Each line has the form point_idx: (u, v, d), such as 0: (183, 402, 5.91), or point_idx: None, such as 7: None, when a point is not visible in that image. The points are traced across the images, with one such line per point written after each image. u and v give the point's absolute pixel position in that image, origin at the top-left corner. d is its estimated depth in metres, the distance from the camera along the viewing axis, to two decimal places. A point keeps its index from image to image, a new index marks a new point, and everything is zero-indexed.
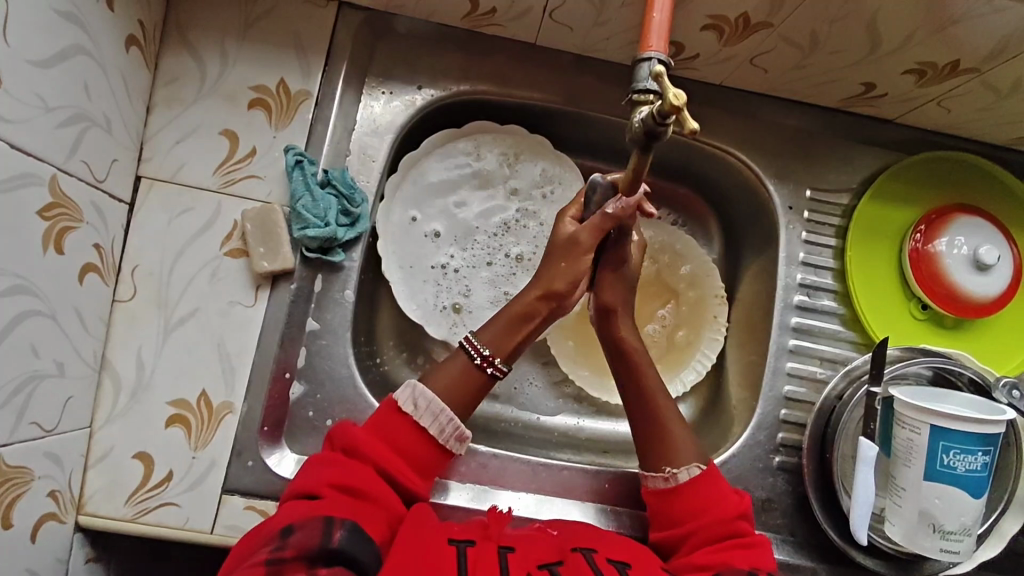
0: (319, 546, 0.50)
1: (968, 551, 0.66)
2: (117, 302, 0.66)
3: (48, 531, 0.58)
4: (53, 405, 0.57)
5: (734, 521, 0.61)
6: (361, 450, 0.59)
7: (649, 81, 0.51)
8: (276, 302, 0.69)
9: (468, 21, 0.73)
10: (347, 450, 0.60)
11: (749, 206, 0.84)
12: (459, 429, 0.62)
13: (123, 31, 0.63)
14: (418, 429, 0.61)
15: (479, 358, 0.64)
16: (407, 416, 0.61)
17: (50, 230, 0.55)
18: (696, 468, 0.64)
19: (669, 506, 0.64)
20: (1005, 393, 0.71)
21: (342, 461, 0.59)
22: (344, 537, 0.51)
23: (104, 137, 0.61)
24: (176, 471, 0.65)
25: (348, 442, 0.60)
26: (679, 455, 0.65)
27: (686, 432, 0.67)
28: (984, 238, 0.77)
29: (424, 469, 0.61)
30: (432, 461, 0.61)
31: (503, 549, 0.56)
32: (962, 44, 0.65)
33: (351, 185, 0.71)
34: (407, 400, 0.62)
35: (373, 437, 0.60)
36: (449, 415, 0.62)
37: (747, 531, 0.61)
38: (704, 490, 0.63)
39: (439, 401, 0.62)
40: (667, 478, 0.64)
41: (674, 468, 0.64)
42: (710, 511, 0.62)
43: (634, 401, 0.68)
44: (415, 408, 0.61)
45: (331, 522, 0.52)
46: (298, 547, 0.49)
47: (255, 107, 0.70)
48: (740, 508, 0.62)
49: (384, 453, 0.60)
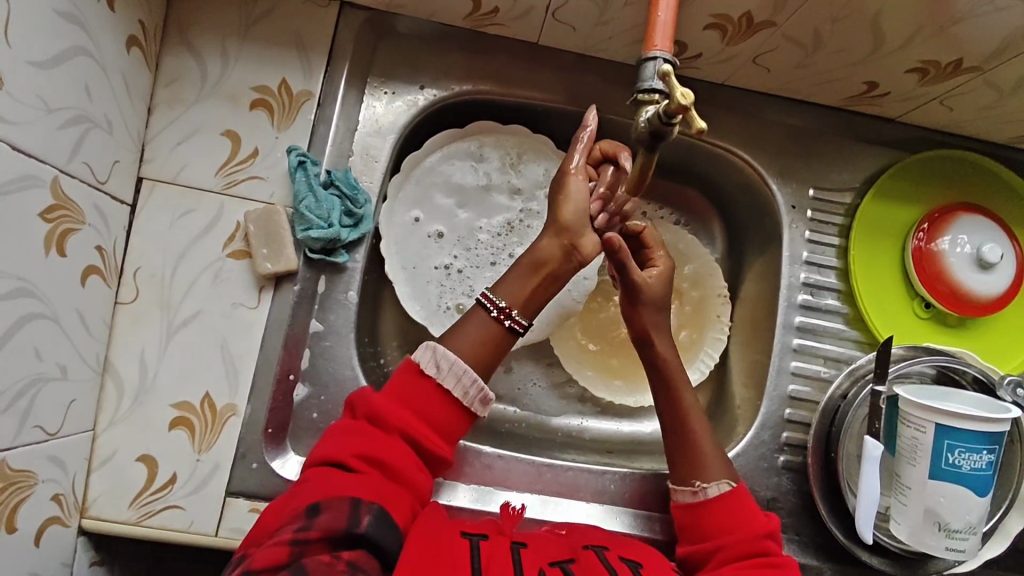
0: (345, 530, 0.49)
1: (973, 550, 0.66)
2: (119, 305, 0.65)
3: (52, 535, 0.58)
4: (55, 409, 0.57)
5: (763, 539, 0.61)
6: (384, 418, 0.57)
7: (654, 81, 0.53)
8: (279, 303, 0.68)
9: (470, 21, 0.73)
10: (370, 417, 0.58)
11: (751, 205, 0.84)
12: (482, 392, 0.60)
13: (124, 31, 0.62)
14: (441, 392, 0.59)
15: (496, 311, 0.62)
16: (429, 379, 0.59)
17: (52, 232, 0.54)
18: (727, 484, 0.64)
19: (698, 521, 0.64)
20: (1009, 391, 0.71)
21: (367, 429, 0.57)
22: (370, 524, 0.51)
23: (106, 138, 0.61)
24: (180, 474, 0.64)
25: (371, 408, 0.58)
26: (708, 472, 0.65)
27: (719, 453, 0.67)
28: (987, 237, 0.77)
29: (450, 435, 0.59)
30: (456, 427, 0.60)
31: (516, 544, 0.55)
32: (965, 43, 0.65)
33: (354, 185, 0.71)
34: (430, 363, 0.59)
35: (396, 402, 0.58)
36: (472, 377, 0.59)
37: (774, 551, 0.61)
38: (733, 506, 0.63)
39: (462, 363, 0.59)
40: (696, 492, 0.65)
41: (704, 483, 0.65)
42: (740, 527, 0.62)
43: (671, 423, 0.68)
44: (437, 371, 0.59)
45: (357, 504, 0.52)
46: (324, 530, 0.49)
47: (257, 108, 0.69)
48: (768, 527, 0.62)
49: (408, 419, 0.58)
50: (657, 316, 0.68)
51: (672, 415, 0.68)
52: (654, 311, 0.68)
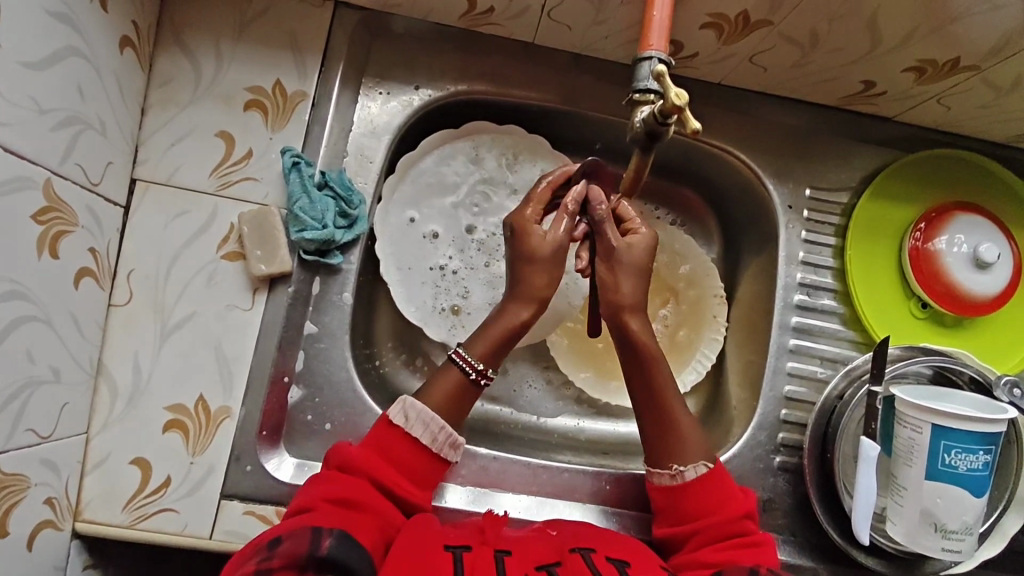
0: (307, 554, 0.50)
1: (969, 550, 0.66)
2: (113, 306, 0.65)
3: (45, 539, 0.58)
4: (48, 412, 0.57)
5: (740, 519, 0.62)
6: (356, 465, 0.60)
7: (649, 81, 0.52)
8: (273, 304, 0.68)
9: (465, 20, 0.73)
10: (343, 468, 0.61)
11: (748, 206, 0.84)
12: (451, 436, 0.63)
13: (117, 32, 0.62)
14: (409, 440, 0.62)
15: (474, 372, 0.65)
16: (397, 428, 0.63)
17: (44, 234, 0.54)
18: (704, 466, 0.64)
19: (677, 503, 0.65)
20: (1005, 391, 0.71)
21: (337, 477, 0.60)
22: (332, 545, 0.52)
23: (98, 139, 0.60)
24: (174, 476, 0.64)
25: (344, 459, 0.61)
26: (686, 455, 0.65)
27: (695, 427, 0.67)
28: (984, 236, 0.77)
29: (423, 479, 0.63)
30: (428, 470, 0.63)
31: (500, 553, 0.56)
32: (963, 42, 0.65)
33: (348, 186, 0.71)
34: (400, 415, 0.63)
35: (369, 453, 0.62)
36: (441, 424, 0.63)
37: (752, 530, 0.62)
38: (712, 489, 0.64)
39: (430, 411, 0.63)
40: (674, 475, 0.65)
41: (681, 466, 0.65)
42: (717, 509, 0.63)
43: (640, 387, 0.67)
44: (405, 420, 0.63)
45: (319, 531, 0.53)
46: (287, 556, 0.49)
47: (251, 109, 0.69)
48: (746, 507, 0.63)
49: (379, 466, 0.61)
50: (633, 283, 0.66)
51: (646, 390, 0.67)
52: (633, 276, 0.66)
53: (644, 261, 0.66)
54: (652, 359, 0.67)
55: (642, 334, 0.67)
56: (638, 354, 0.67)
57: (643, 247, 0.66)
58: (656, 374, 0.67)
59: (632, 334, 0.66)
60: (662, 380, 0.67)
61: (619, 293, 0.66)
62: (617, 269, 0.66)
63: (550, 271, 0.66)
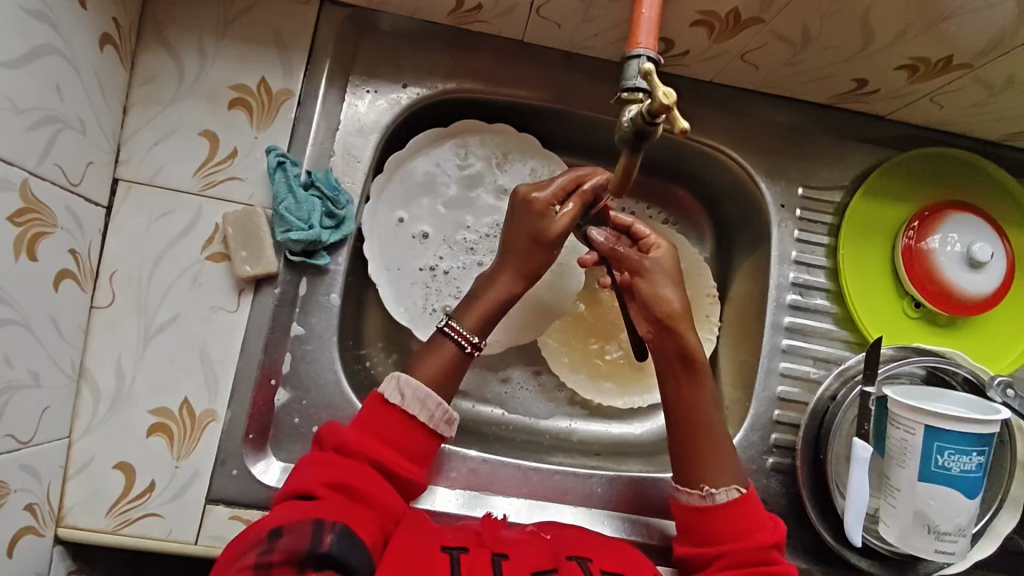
0: (307, 551, 0.50)
1: (963, 552, 0.66)
2: (95, 309, 0.64)
3: (26, 545, 0.57)
4: (28, 416, 0.56)
5: (767, 548, 0.61)
6: (352, 447, 0.59)
7: (637, 79, 0.51)
8: (259, 306, 0.67)
9: (453, 18, 0.72)
10: (339, 451, 0.60)
11: (741, 206, 0.83)
12: (447, 413, 0.63)
13: (97, 30, 0.61)
14: (407, 418, 0.61)
15: (469, 345, 0.65)
16: (393, 406, 0.62)
17: (21, 236, 0.53)
18: (736, 491, 0.64)
19: (703, 524, 0.64)
20: (999, 392, 0.70)
21: (335, 461, 0.59)
22: (334, 542, 0.51)
23: (78, 139, 0.59)
24: (159, 481, 0.63)
25: (339, 441, 0.60)
26: (720, 476, 0.65)
27: (729, 453, 0.66)
28: (978, 235, 0.77)
29: (419, 457, 0.62)
30: (424, 449, 0.62)
31: (497, 556, 0.55)
32: (955, 39, 0.64)
33: (335, 186, 0.70)
34: (394, 392, 0.62)
35: (362, 431, 0.61)
36: (437, 401, 0.62)
37: (778, 559, 0.61)
38: (741, 512, 0.63)
39: (425, 389, 0.62)
40: (704, 496, 0.64)
41: (711, 488, 0.64)
42: (745, 534, 0.62)
43: (675, 369, 0.67)
44: (402, 398, 0.62)
45: (321, 525, 0.53)
46: (287, 551, 0.49)
47: (235, 108, 0.68)
48: (775, 536, 0.62)
49: (376, 447, 0.60)
50: (676, 291, 0.67)
51: (685, 401, 0.67)
52: (673, 285, 0.67)
53: (673, 268, 0.67)
54: (698, 372, 0.67)
55: (693, 343, 0.67)
56: (688, 365, 0.67)
57: (669, 257, 0.68)
58: (699, 393, 0.67)
59: (685, 343, 0.66)
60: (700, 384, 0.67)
61: (670, 304, 0.66)
62: (660, 279, 0.66)
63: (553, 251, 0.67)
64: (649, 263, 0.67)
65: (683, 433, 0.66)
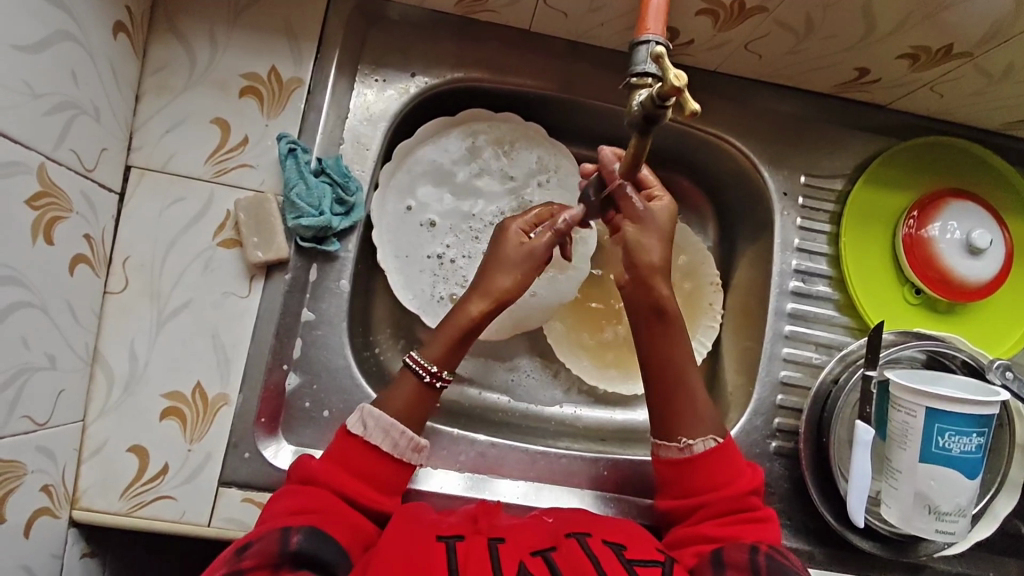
0: (279, 551, 0.52)
1: (963, 532, 0.67)
2: (108, 294, 0.65)
3: (43, 526, 0.58)
4: (45, 399, 0.56)
5: (745, 496, 0.63)
6: (318, 479, 0.60)
7: (647, 64, 0.52)
8: (270, 291, 0.68)
9: (461, 7, 0.72)
10: (305, 481, 0.60)
11: (744, 193, 0.84)
12: (413, 440, 0.63)
13: (111, 18, 0.61)
14: (371, 450, 0.62)
15: (428, 376, 0.64)
16: (357, 438, 0.62)
17: (38, 220, 0.54)
18: (713, 440, 0.65)
19: (681, 476, 0.65)
20: (998, 374, 0.70)
21: (300, 490, 0.59)
22: (302, 540, 0.53)
23: (93, 125, 0.60)
24: (172, 464, 0.64)
25: (305, 472, 0.60)
26: (698, 428, 0.65)
27: (708, 403, 0.67)
28: (977, 223, 0.78)
29: (391, 486, 0.63)
30: (396, 479, 0.63)
31: (493, 541, 0.56)
32: (956, 28, 0.65)
33: (345, 173, 0.71)
34: (357, 424, 0.63)
35: (328, 463, 0.61)
36: (401, 430, 0.63)
37: (756, 505, 0.64)
38: (720, 462, 0.65)
39: (389, 418, 0.63)
40: (682, 448, 0.65)
41: (690, 439, 0.65)
42: (725, 484, 0.64)
43: (657, 338, 0.67)
44: (365, 429, 0.62)
45: (287, 529, 0.54)
46: (258, 557, 0.51)
47: (246, 96, 0.69)
48: (752, 483, 0.64)
49: (342, 478, 0.60)
50: (659, 247, 0.65)
51: (659, 372, 0.67)
52: (657, 242, 0.65)
53: (666, 226, 0.65)
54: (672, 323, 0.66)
55: (667, 298, 0.66)
56: (660, 315, 0.66)
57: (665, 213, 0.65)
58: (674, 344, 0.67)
59: (658, 297, 0.65)
60: (676, 343, 0.67)
61: (648, 263, 0.65)
62: (644, 237, 0.64)
63: (518, 275, 0.64)
64: (643, 210, 0.64)
65: (667, 402, 0.66)
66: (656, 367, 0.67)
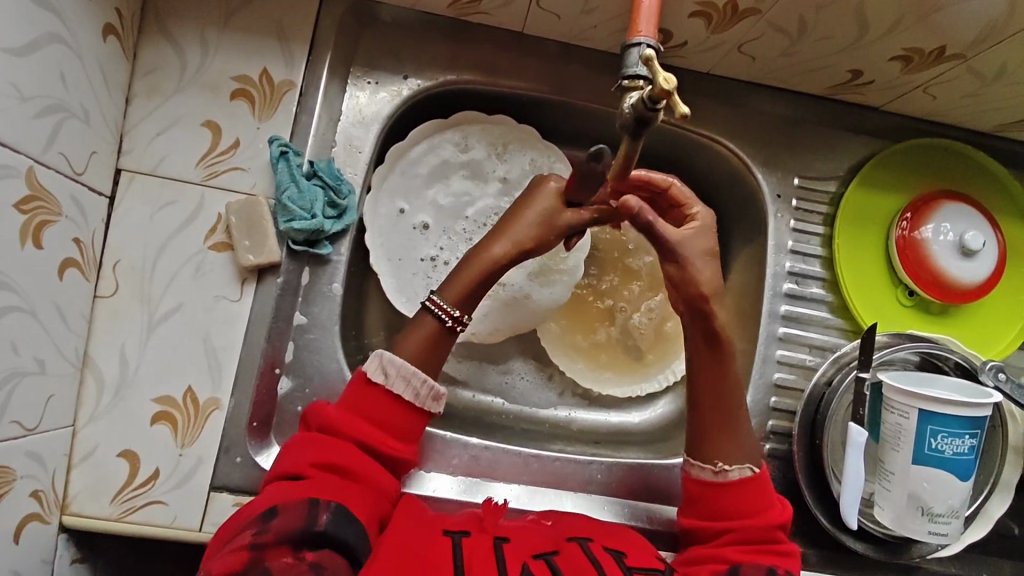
0: (304, 526, 0.51)
1: (956, 533, 0.67)
2: (99, 298, 0.64)
3: (32, 532, 0.57)
4: (34, 404, 0.56)
5: (774, 528, 0.63)
6: (337, 427, 0.60)
7: (639, 67, 0.51)
8: (262, 295, 0.68)
9: (453, 9, 0.72)
10: (324, 429, 0.60)
11: (738, 195, 0.84)
12: (433, 389, 0.63)
13: (100, 20, 0.61)
14: (392, 397, 0.61)
15: (450, 320, 0.64)
16: (376, 386, 0.61)
17: (27, 223, 0.53)
18: (750, 470, 0.65)
19: (711, 498, 0.65)
20: (990, 376, 0.71)
21: (321, 440, 0.59)
22: (330, 520, 0.53)
23: (82, 128, 0.59)
24: (163, 469, 0.64)
25: (324, 421, 0.60)
26: (735, 454, 0.66)
27: (748, 432, 0.67)
28: (969, 224, 0.78)
29: (409, 436, 0.62)
30: (414, 428, 0.62)
31: (499, 540, 0.56)
32: (948, 31, 0.65)
33: (337, 176, 0.70)
34: (377, 371, 0.61)
35: (346, 411, 0.61)
36: (422, 378, 0.62)
37: (782, 540, 0.64)
38: (752, 491, 0.65)
39: (410, 366, 0.62)
40: (717, 472, 0.65)
41: (726, 465, 0.65)
42: (754, 512, 0.64)
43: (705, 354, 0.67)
44: (385, 377, 0.61)
45: (316, 503, 0.54)
46: (279, 531, 0.51)
47: (237, 98, 0.68)
48: (782, 517, 0.64)
49: (361, 426, 0.60)
50: (709, 270, 0.66)
51: (711, 394, 0.67)
52: (704, 263, 0.66)
53: (709, 245, 0.67)
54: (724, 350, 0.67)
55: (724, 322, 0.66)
56: (712, 341, 0.67)
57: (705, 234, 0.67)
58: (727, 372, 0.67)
59: (717, 323, 0.66)
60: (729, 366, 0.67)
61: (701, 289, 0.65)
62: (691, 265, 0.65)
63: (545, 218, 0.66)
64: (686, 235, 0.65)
65: (716, 414, 0.66)
66: (710, 382, 0.67)
